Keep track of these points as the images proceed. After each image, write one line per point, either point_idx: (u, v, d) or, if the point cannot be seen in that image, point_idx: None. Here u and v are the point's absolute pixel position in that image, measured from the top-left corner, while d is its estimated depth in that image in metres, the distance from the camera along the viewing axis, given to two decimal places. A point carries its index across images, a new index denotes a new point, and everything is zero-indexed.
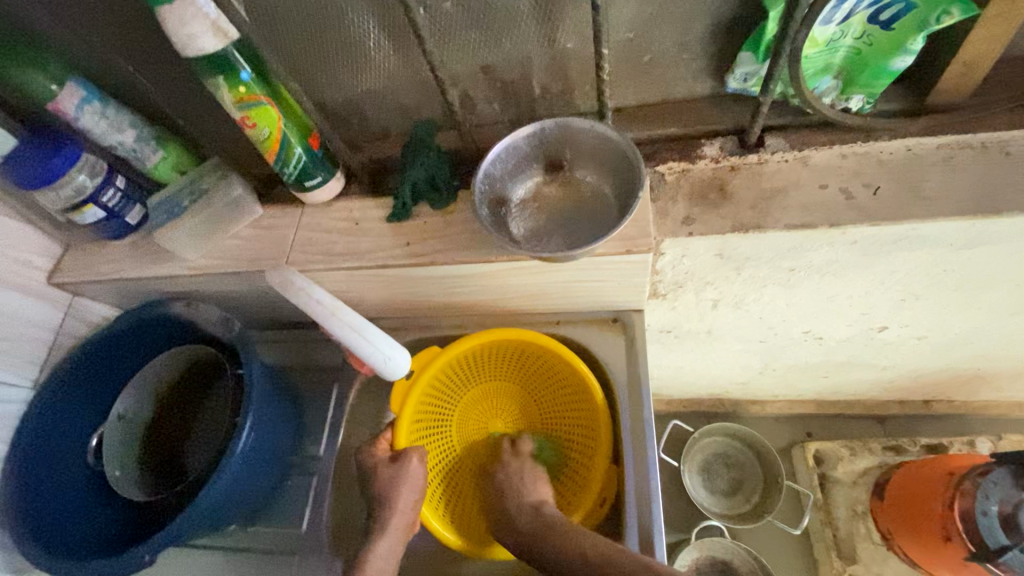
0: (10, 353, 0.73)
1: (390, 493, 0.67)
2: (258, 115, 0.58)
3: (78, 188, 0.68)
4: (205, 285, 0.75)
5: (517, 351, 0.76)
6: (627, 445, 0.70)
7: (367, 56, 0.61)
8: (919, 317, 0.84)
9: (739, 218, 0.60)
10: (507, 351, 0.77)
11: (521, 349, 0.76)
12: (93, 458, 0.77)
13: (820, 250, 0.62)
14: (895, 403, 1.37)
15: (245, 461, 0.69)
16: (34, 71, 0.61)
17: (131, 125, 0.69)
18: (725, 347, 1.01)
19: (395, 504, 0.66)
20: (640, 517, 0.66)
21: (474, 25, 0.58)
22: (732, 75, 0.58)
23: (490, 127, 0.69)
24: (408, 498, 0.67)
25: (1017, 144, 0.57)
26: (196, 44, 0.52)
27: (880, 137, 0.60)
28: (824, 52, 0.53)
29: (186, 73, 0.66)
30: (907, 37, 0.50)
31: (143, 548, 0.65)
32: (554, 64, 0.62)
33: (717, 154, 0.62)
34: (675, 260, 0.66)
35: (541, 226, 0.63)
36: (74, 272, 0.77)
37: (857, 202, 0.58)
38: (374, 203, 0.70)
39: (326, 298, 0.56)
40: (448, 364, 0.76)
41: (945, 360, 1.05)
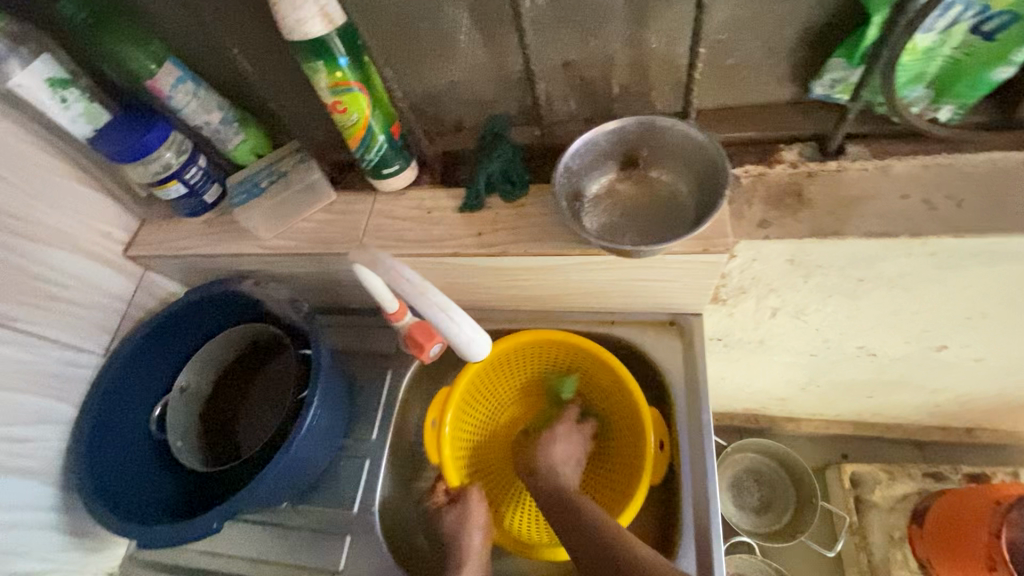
0: (85, 320, 0.76)
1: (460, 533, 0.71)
2: (350, 100, 0.60)
3: (164, 165, 0.71)
4: (274, 265, 0.77)
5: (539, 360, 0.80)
6: (683, 439, 0.71)
7: (455, 48, 0.63)
8: (981, 337, 0.82)
9: (818, 223, 0.60)
10: (550, 359, 0.81)
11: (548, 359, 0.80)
12: (157, 428, 0.79)
13: (895, 260, 0.62)
14: (937, 429, 1.34)
15: (308, 438, 0.71)
16: (135, 49, 0.64)
17: (218, 107, 0.71)
18: (773, 358, 1.00)
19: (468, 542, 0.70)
20: (697, 518, 0.67)
21: (565, 20, 0.59)
22: (819, 81, 0.58)
23: (564, 123, 0.70)
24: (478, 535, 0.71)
25: None
26: (304, 28, 0.53)
27: (966, 149, 0.59)
28: (920, 61, 0.52)
29: (273, 57, 0.67)
30: (1011, 48, 0.50)
31: (212, 514, 0.66)
32: (637, 63, 0.62)
33: (796, 159, 0.63)
34: (744, 263, 0.67)
35: (615, 222, 0.64)
36: (149, 247, 0.80)
37: (940, 213, 0.57)
38: (446, 194, 0.71)
39: (417, 279, 0.58)
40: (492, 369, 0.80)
41: (999, 385, 1.03)
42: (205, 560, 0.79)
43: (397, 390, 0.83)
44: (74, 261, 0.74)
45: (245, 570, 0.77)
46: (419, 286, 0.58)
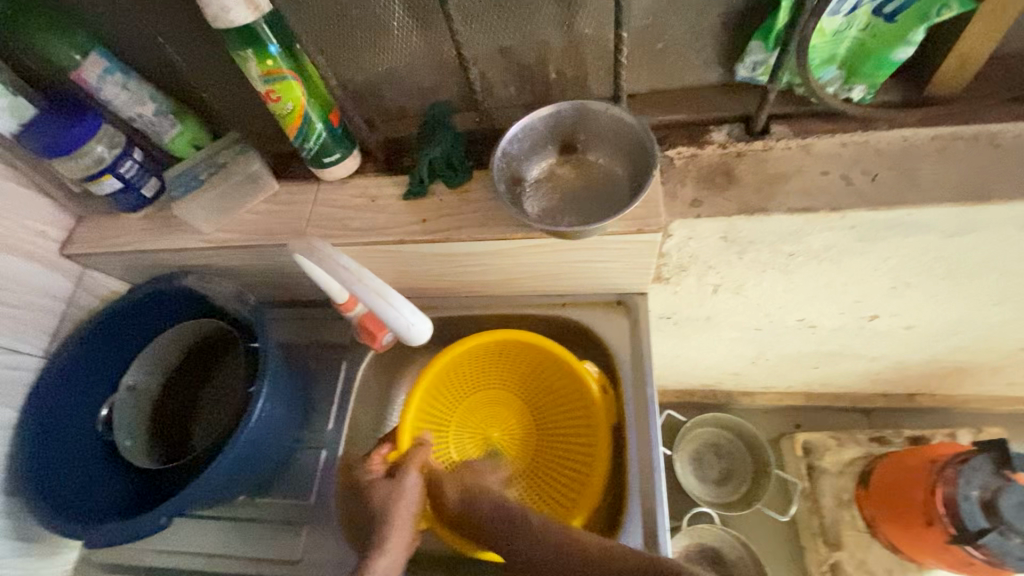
0: (23, 321, 0.74)
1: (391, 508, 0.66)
2: (283, 88, 0.59)
3: (96, 159, 0.69)
4: (220, 259, 0.76)
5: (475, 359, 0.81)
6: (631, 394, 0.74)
7: (391, 36, 0.63)
8: (908, 305, 0.87)
9: (745, 201, 0.62)
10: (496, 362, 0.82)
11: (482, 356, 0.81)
12: (104, 428, 0.78)
13: (820, 233, 0.65)
14: (881, 396, 1.41)
15: (259, 430, 0.71)
16: (58, 39, 0.63)
17: (150, 99, 0.69)
18: (721, 334, 1.04)
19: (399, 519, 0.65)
20: (643, 488, 0.69)
21: (497, 7, 0.59)
22: (741, 64, 0.61)
23: (506, 109, 0.71)
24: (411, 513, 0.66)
25: (1007, 136, 0.60)
26: (230, 15, 0.53)
27: (879, 127, 0.62)
28: (830, 42, 0.55)
29: (205, 47, 0.66)
30: (909, 29, 0.53)
31: (162, 509, 0.66)
32: (570, 48, 0.64)
33: (724, 140, 0.65)
34: (681, 242, 0.69)
35: (555, 205, 0.66)
36: (87, 244, 0.78)
37: (856, 187, 0.61)
38: (390, 181, 0.71)
39: (353, 266, 0.58)
40: (443, 380, 0.80)
41: (931, 351, 1.09)
42: (162, 559, 0.78)
43: (352, 380, 0.84)
44: (8, 260, 0.72)
45: (203, 565, 0.77)
46: (355, 272, 0.58)
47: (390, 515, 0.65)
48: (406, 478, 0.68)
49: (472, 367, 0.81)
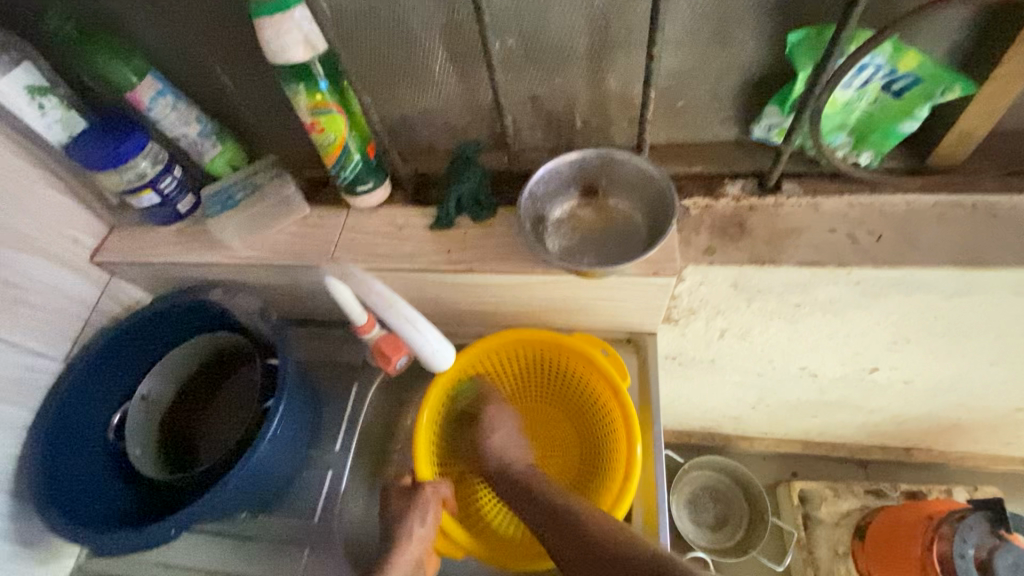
0: (48, 326, 0.76)
1: (403, 526, 0.66)
2: (328, 121, 0.63)
3: (139, 173, 0.72)
4: (246, 276, 0.79)
5: (506, 360, 0.78)
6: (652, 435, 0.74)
7: (431, 79, 0.67)
8: (907, 360, 0.90)
9: (756, 252, 0.66)
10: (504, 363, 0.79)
11: (512, 357, 0.78)
12: (115, 436, 0.79)
13: (826, 287, 0.68)
14: (878, 448, 1.42)
15: (272, 447, 0.72)
16: (118, 62, 0.66)
17: (197, 121, 0.73)
18: (723, 377, 1.06)
19: (410, 540, 0.65)
20: (647, 530, 0.70)
21: (532, 60, 0.63)
22: (757, 125, 0.64)
23: (531, 151, 0.75)
24: (422, 533, 0.66)
25: (1003, 207, 0.64)
26: (287, 54, 0.57)
27: (884, 191, 0.66)
28: (841, 112, 0.59)
29: (253, 77, 0.70)
30: (914, 106, 0.56)
31: (172, 520, 0.66)
32: (597, 100, 0.68)
33: (738, 193, 0.69)
34: (692, 286, 0.72)
35: (575, 244, 0.69)
36: (117, 254, 0.80)
37: (862, 246, 0.64)
38: (417, 211, 0.75)
39: (385, 291, 0.62)
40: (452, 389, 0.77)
41: (928, 405, 1.11)
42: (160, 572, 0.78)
43: (362, 400, 0.85)
44: (42, 266, 0.74)
45: None
46: (386, 298, 0.62)
47: (402, 533, 0.66)
48: (420, 501, 0.68)
49: (502, 366, 0.79)
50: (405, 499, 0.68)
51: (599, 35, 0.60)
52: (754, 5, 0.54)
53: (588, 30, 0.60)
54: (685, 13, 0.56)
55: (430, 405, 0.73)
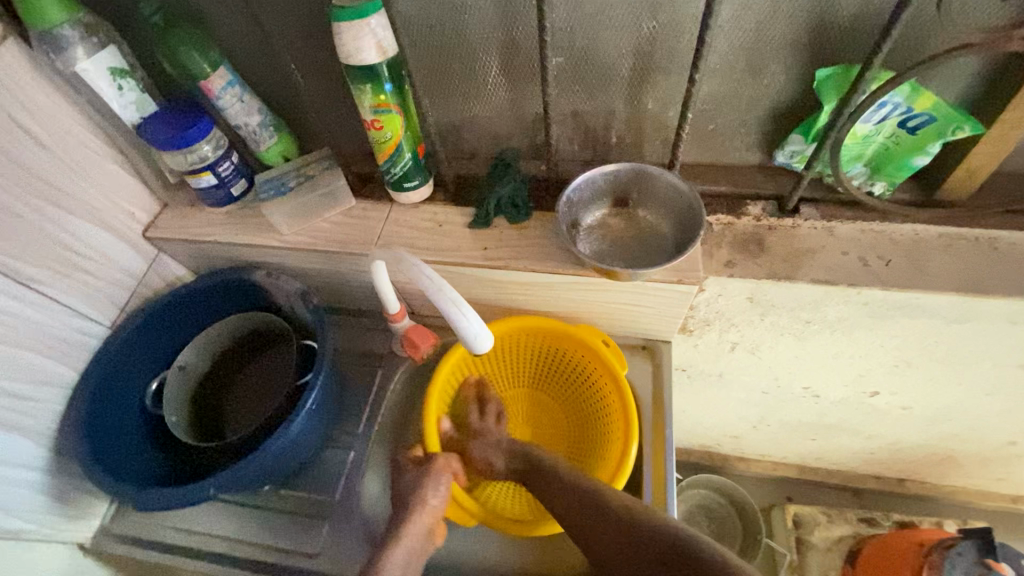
0: (100, 293, 0.80)
1: (417, 495, 0.69)
2: (387, 120, 0.69)
3: (201, 157, 0.77)
4: (290, 260, 0.83)
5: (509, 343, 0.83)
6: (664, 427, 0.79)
7: (483, 88, 0.72)
8: (906, 385, 0.94)
9: (774, 268, 0.71)
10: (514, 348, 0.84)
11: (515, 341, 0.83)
12: (151, 402, 0.83)
13: (836, 306, 0.73)
14: (872, 478, 1.46)
15: (307, 422, 0.75)
16: (195, 52, 0.71)
17: (258, 111, 0.78)
18: (729, 394, 1.10)
19: (422, 509, 0.68)
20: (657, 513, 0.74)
21: (579, 78, 0.69)
22: (781, 151, 0.70)
23: (567, 162, 0.80)
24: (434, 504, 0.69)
25: (1004, 242, 0.69)
26: (361, 56, 0.62)
27: (894, 220, 0.71)
28: (859, 144, 0.65)
29: (317, 75, 0.75)
30: (927, 142, 0.62)
31: (211, 481, 0.70)
32: (634, 119, 0.73)
33: (759, 214, 0.74)
34: (711, 297, 0.77)
35: (604, 249, 0.74)
36: (169, 230, 0.85)
37: (873, 269, 0.69)
38: (458, 210, 0.80)
39: (433, 276, 0.64)
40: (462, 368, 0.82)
41: (923, 434, 1.15)
42: (183, 538, 0.81)
43: (386, 386, 0.89)
44: (100, 235, 0.79)
45: (222, 549, 0.79)
46: (434, 282, 0.64)
47: (414, 503, 0.68)
48: (433, 469, 0.71)
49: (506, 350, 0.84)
50: (417, 470, 0.72)
51: (643, 59, 0.66)
52: (787, 43, 0.60)
53: (634, 55, 0.65)
54: (724, 45, 0.61)
55: (435, 388, 0.77)
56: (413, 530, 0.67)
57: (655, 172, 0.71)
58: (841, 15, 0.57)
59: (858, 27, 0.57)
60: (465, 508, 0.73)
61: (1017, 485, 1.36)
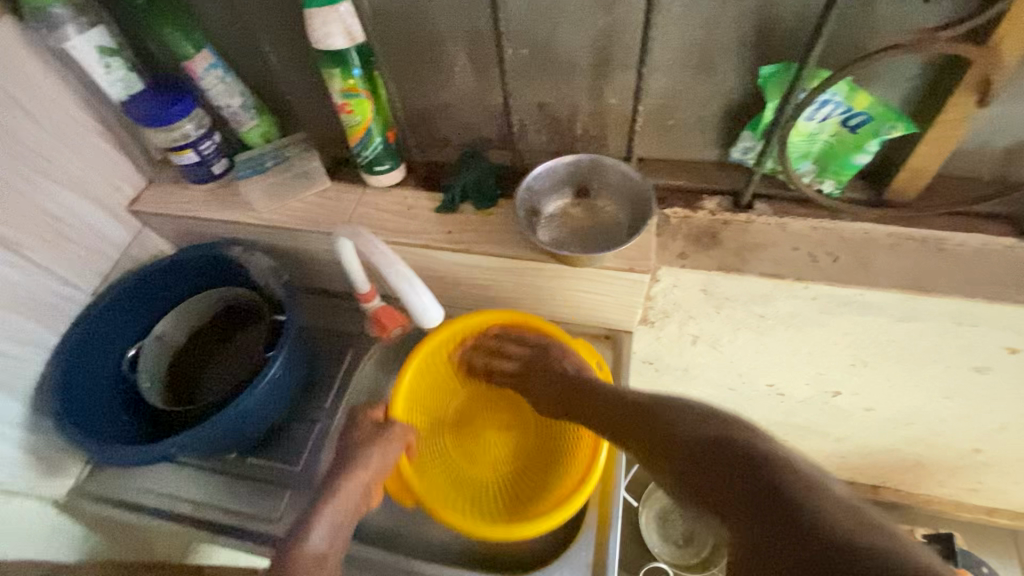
0: (83, 261, 0.84)
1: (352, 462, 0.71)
2: (356, 104, 0.72)
3: (183, 135, 0.81)
4: (265, 237, 0.87)
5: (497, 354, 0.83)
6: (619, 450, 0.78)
7: (451, 77, 0.75)
8: (867, 386, 0.96)
9: (724, 261, 0.73)
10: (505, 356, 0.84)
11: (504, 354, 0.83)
12: (128, 368, 0.87)
13: (786, 300, 0.75)
14: (846, 483, 1.46)
15: (270, 390, 0.79)
16: (179, 35, 0.75)
17: (240, 94, 0.81)
18: (697, 390, 1.12)
19: (355, 474, 0.70)
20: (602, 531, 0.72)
21: (542, 70, 0.71)
22: (735, 147, 0.72)
23: (534, 152, 0.83)
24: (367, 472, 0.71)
25: (950, 243, 0.70)
26: (329, 41, 0.65)
27: (845, 218, 0.73)
28: (805, 141, 0.67)
29: (295, 59, 0.79)
30: (866, 141, 0.64)
31: (173, 441, 0.73)
32: (596, 112, 0.76)
33: (714, 208, 0.76)
34: (667, 288, 0.79)
35: (562, 237, 0.76)
36: (152, 205, 0.89)
37: (820, 265, 0.71)
38: (427, 195, 0.83)
39: (383, 249, 0.67)
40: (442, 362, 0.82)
41: (891, 438, 1.16)
42: (150, 499, 0.84)
43: (355, 364, 0.92)
44: (84, 206, 0.83)
45: (187, 511, 0.83)
46: (384, 256, 0.66)
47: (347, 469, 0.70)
48: (382, 437, 0.73)
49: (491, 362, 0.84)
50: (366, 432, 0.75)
51: (601, 53, 0.68)
52: (735, 40, 0.62)
53: (592, 48, 0.68)
54: (676, 40, 0.63)
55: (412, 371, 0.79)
56: (348, 488, 0.69)
57: (612, 164, 0.73)
58: (784, 15, 0.59)
59: (801, 27, 0.60)
60: (408, 487, 0.75)
61: (991, 496, 1.35)
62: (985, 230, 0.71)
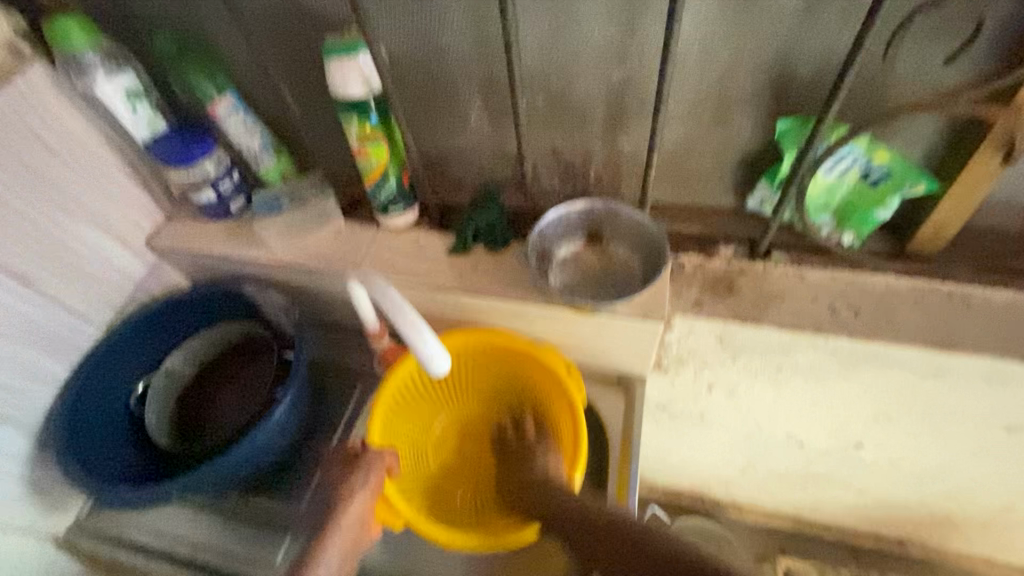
0: (99, 295, 0.84)
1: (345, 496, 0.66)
2: (374, 150, 0.73)
3: (204, 174, 0.82)
4: (278, 275, 0.87)
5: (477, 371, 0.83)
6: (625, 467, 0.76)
7: (467, 123, 0.76)
8: (891, 439, 0.92)
9: (740, 310, 0.71)
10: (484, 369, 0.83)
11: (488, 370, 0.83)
12: (135, 403, 0.87)
13: (806, 352, 0.73)
14: (870, 536, 1.39)
15: (273, 433, 0.77)
16: (205, 78, 0.77)
17: (260, 134, 0.83)
18: (713, 436, 1.09)
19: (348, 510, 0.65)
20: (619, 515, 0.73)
21: (556, 119, 0.72)
22: (750, 196, 0.71)
23: (548, 196, 0.83)
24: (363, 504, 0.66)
25: (977, 299, 0.68)
26: (348, 91, 0.66)
27: (866, 270, 0.71)
28: (824, 194, 0.65)
29: (314, 104, 0.80)
30: (887, 197, 0.62)
31: (173, 484, 0.72)
32: (611, 159, 0.75)
33: (730, 256, 0.75)
34: (681, 336, 0.78)
35: (575, 282, 0.76)
36: (169, 241, 0.90)
37: (840, 318, 0.69)
38: (439, 237, 0.82)
39: (395, 297, 0.66)
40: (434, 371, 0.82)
41: (916, 492, 1.10)
42: (150, 538, 0.83)
43: (362, 404, 0.91)
44: (104, 241, 0.84)
45: (187, 552, 0.81)
46: (395, 303, 0.66)
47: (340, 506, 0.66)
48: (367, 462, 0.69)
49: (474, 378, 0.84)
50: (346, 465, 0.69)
51: (615, 103, 0.68)
52: (752, 93, 0.62)
53: (607, 99, 0.68)
54: (691, 93, 0.63)
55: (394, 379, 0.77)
56: (344, 522, 0.66)
57: (626, 210, 0.72)
58: (800, 70, 0.59)
59: (819, 80, 0.59)
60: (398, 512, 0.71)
61: None
62: (1014, 285, 0.68)
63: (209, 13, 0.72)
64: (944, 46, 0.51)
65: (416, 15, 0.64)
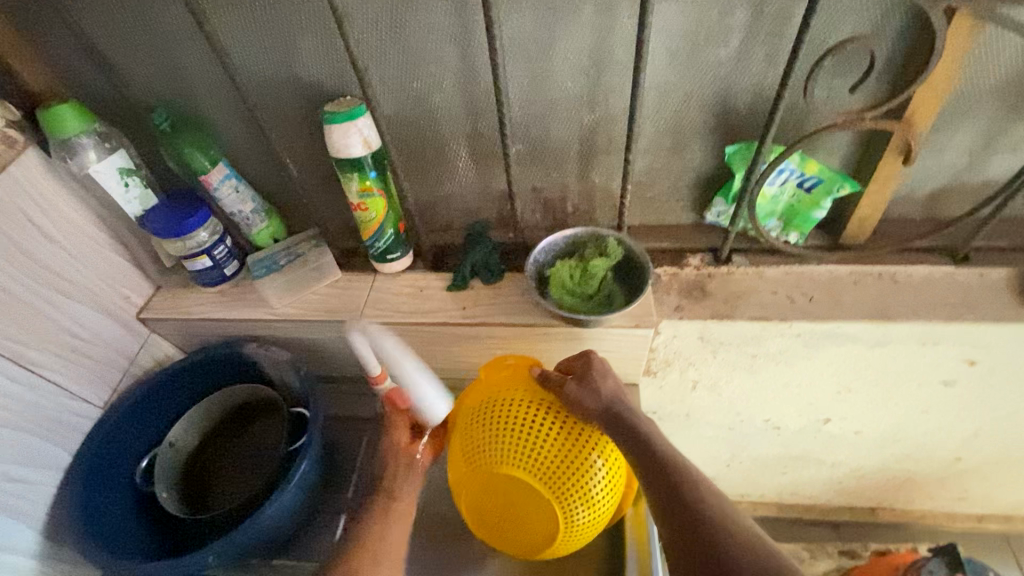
0: (94, 373, 0.83)
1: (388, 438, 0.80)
2: (372, 202, 0.78)
3: (198, 242, 0.84)
4: (281, 331, 0.89)
5: None
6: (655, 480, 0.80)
7: (455, 171, 0.84)
8: (853, 410, 1.04)
9: (716, 309, 0.81)
10: None
11: None
12: (142, 480, 0.84)
13: (775, 339, 0.83)
14: (846, 509, 1.50)
15: (302, 483, 0.77)
16: (199, 153, 0.80)
17: (252, 200, 0.86)
18: (699, 433, 1.17)
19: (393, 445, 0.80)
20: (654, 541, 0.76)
21: (537, 160, 0.81)
22: (709, 212, 0.82)
23: (531, 230, 0.91)
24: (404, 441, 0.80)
25: (901, 276, 0.82)
26: (348, 150, 0.72)
27: (812, 263, 0.83)
28: (770, 203, 0.78)
29: (307, 167, 0.85)
30: (821, 199, 0.75)
31: (210, 548, 0.71)
32: (585, 192, 0.85)
33: (699, 264, 0.85)
34: (668, 339, 0.87)
35: None
36: (163, 311, 0.90)
37: (799, 304, 0.80)
38: (436, 277, 0.88)
39: None
40: None
41: (881, 457, 1.23)
42: None
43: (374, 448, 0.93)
44: (97, 318, 0.83)
45: None
46: None
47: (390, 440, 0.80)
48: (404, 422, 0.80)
49: None
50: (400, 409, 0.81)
51: (587, 143, 0.78)
52: (702, 126, 0.73)
53: (580, 140, 0.78)
54: (652, 129, 0.74)
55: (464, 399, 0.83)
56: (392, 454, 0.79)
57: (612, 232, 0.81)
58: (738, 105, 0.71)
59: (754, 111, 0.71)
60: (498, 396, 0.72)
61: (977, 502, 1.42)
62: (929, 260, 0.82)
63: (209, 91, 0.77)
64: (847, 76, 0.64)
65: (408, 80, 0.72)
